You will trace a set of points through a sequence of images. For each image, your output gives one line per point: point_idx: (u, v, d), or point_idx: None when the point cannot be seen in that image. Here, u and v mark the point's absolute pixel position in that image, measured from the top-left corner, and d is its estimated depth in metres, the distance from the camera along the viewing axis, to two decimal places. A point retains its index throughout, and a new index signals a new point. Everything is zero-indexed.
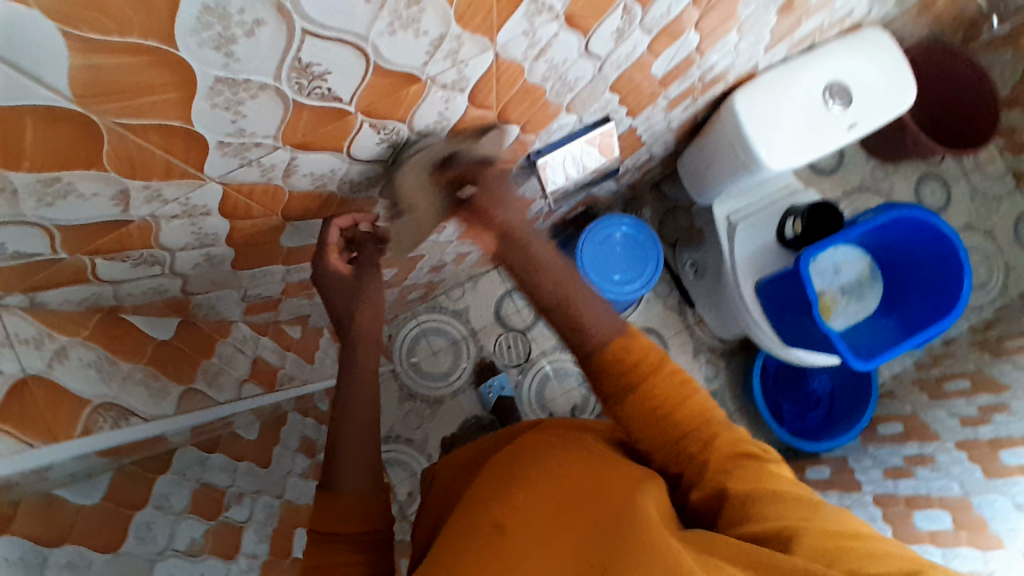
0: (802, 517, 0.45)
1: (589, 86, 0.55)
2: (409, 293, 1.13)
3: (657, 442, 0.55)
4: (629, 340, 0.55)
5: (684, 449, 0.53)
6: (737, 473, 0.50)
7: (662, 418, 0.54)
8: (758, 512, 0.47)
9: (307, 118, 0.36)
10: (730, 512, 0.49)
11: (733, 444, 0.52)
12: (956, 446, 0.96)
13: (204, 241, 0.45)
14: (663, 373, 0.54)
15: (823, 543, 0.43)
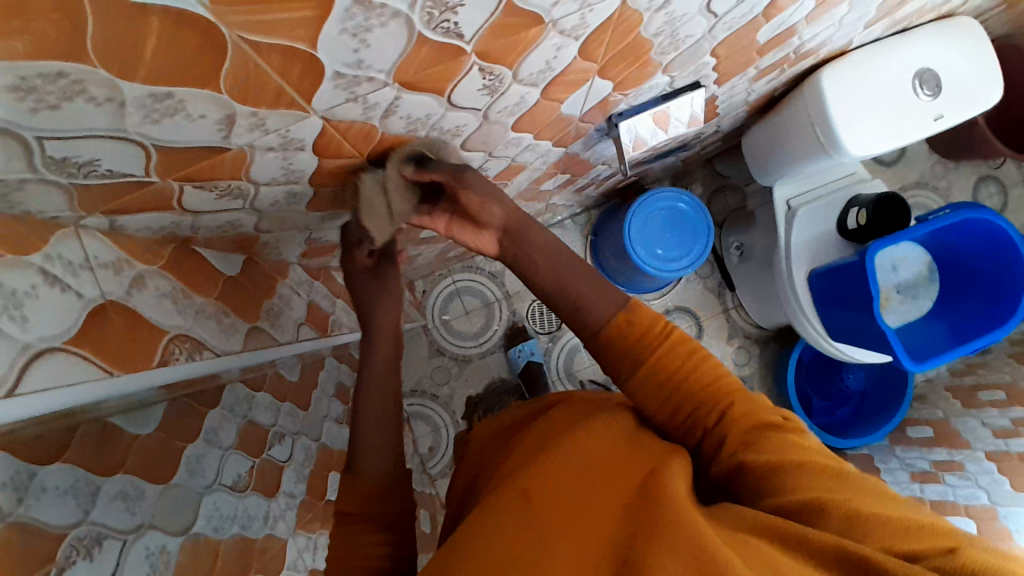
0: (834, 490, 0.41)
1: (693, 47, 0.51)
2: (450, 250, 1.12)
3: (672, 416, 0.51)
4: (631, 313, 0.53)
5: (701, 420, 0.49)
6: (758, 439, 0.46)
7: (673, 387, 0.50)
8: (787, 481, 0.42)
9: (424, 54, 0.34)
10: (763, 485, 0.44)
11: (753, 413, 0.48)
12: (987, 456, 0.95)
13: (287, 178, 0.44)
14: (672, 341, 0.51)
15: (854, 515, 0.39)
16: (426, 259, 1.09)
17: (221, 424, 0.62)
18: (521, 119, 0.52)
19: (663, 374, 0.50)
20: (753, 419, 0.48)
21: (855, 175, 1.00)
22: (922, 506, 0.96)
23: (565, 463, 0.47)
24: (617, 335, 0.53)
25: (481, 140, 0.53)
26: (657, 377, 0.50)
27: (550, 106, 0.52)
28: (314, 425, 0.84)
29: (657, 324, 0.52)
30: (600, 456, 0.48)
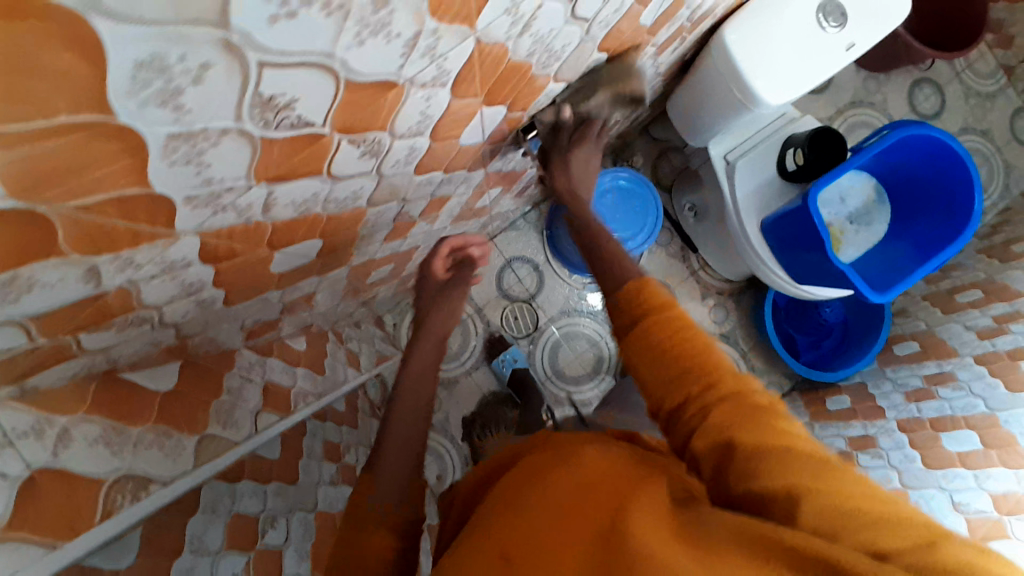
0: (806, 471, 0.39)
1: (577, 51, 0.50)
2: (409, 280, 1.10)
3: (662, 385, 0.50)
4: (640, 287, 0.54)
5: (686, 391, 0.48)
6: (744, 420, 0.44)
7: (663, 360, 0.50)
8: (756, 464, 0.41)
9: (279, 150, 0.32)
10: (735, 462, 0.43)
11: (735, 395, 0.47)
12: (976, 360, 0.96)
13: (189, 291, 0.42)
14: (670, 313, 0.52)
15: (830, 501, 0.38)
16: (384, 296, 1.08)
17: (204, 528, 0.60)
18: (422, 163, 0.50)
19: (652, 356, 0.51)
20: (741, 398, 0.46)
21: (785, 115, 0.99)
22: (921, 425, 0.97)
23: (563, 487, 0.46)
24: (625, 302, 0.55)
25: (388, 193, 0.52)
26: (651, 357, 0.51)
27: (448, 144, 0.50)
28: (308, 494, 0.81)
29: (665, 299, 0.53)
30: (602, 479, 0.47)
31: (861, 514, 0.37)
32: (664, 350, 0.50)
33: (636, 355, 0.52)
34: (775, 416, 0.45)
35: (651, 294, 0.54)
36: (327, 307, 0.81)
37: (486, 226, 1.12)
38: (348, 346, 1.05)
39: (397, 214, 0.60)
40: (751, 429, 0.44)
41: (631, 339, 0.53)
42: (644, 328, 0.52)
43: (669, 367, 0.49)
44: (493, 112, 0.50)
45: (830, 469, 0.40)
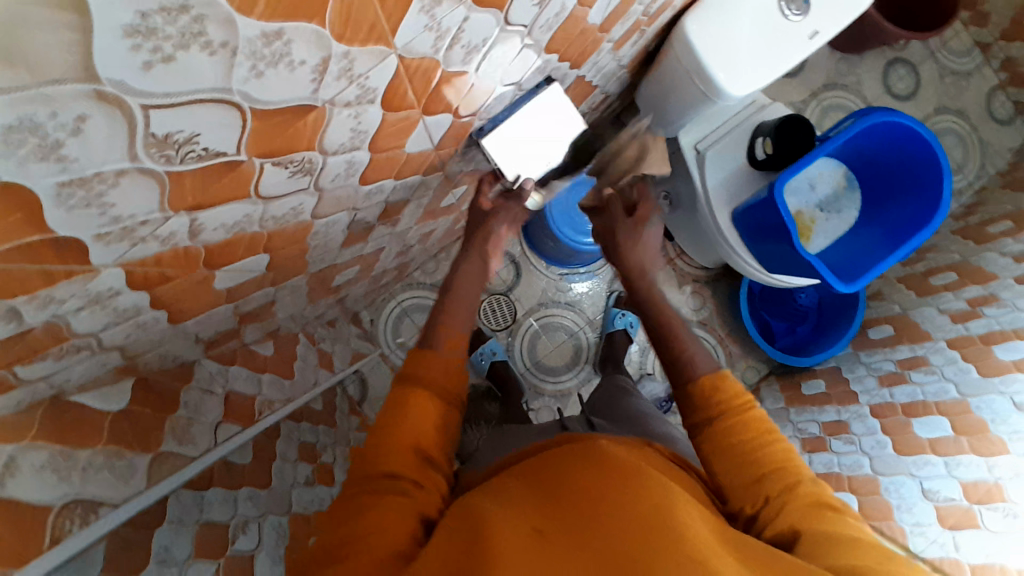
0: (878, 556, 0.42)
1: (521, 55, 0.49)
2: (382, 277, 1.09)
3: (734, 486, 0.51)
4: (717, 381, 0.57)
5: (761, 492, 0.50)
6: (815, 517, 0.46)
7: (741, 452, 0.52)
8: (827, 549, 0.43)
9: (191, 182, 0.31)
10: (805, 547, 0.44)
11: (808, 492, 0.49)
12: (949, 345, 0.97)
13: (125, 317, 0.41)
14: (751, 413, 0.54)
15: (892, 572, 0.40)
16: (356, 295, 1.07)
17: (173, 539, 0.56)
18: (367, 174, 0.49)
19: (728, 439, 0.53)
20: (813, 497, 0.48)
21: (754, 103, 0.99)
22: (893, 410, 0.98)
23: (604, 473, 0.47)
24: (700, 395, 0.57)
25: (335, 204, 0.51)
26: (727, 441, 0.53)
27: (392, 154, 0.49)
28: (282, 499, 0.80)
29: (745, 396, 0.56)
30: (642, 472, 0.48)
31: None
32: (741, 436, 0.53)
33: (707, 442, 0.55)
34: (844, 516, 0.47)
35: (729, 387, 0.56)
36: (292, 312, 0.81)
37: (457, 221, 1.11)
38: (320, 347, 1.04)
39: (350, 222, 0.59)
40: (819, 523, 0.46)
41: (702, 426, 0.56)
42: (723, 418, 0.54)
43: (741, 465, 0.52)
44: (438, 118, 0.49)
45: (899, 560, 0.42)
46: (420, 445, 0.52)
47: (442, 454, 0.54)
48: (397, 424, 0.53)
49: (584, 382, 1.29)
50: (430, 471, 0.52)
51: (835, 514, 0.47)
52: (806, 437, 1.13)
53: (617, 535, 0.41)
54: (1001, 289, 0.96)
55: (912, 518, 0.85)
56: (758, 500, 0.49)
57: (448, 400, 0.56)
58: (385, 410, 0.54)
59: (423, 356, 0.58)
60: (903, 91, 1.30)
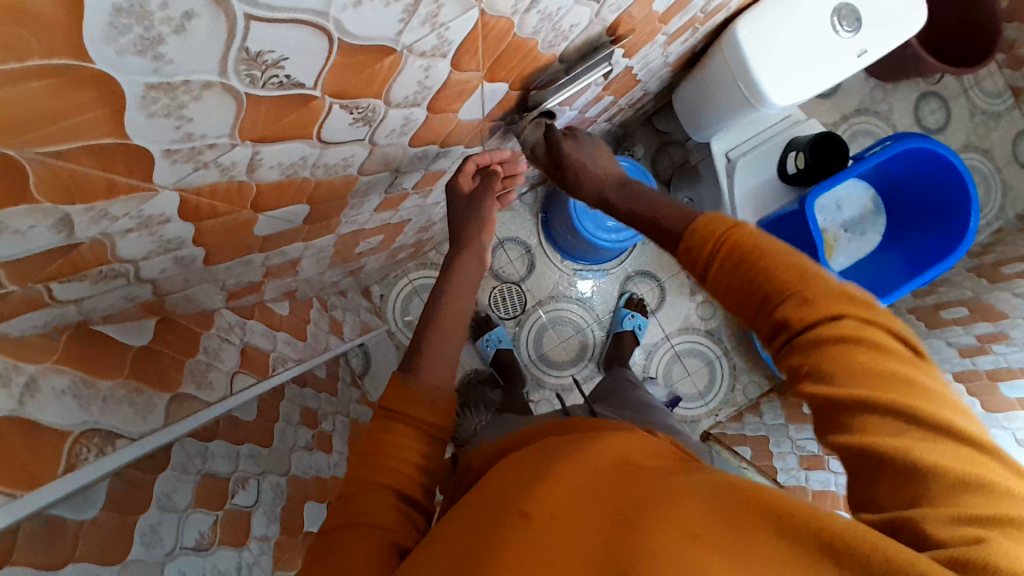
0: (899, 437, 0.35)
1: (585, 31, 0.49)
2: (399, 252, 1.09)
3: (743, 311, 0.44)
4: (699, 225, 0.46)
5: (765, 326, 0.42)
6: (830, 363, 0.38)
7: (738, 288, 0.43)
8: (852, 422, 0.37)
9: (265, 109, 0.31)
10: (824, 419, 0.39)
11: (826, 320, 0.39)
12: (955, 377, 1.00)
13: (166, 249, 0.41)
14: (748, 243, 0.43)
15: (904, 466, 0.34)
16: (373, 267, 1.07)
17: (174, 486, 0.55)
18: (418, 134, 0.49)
19: (734, 288, 0.44)
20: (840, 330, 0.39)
21: (790, 117, 0.99)
22: None
23: (592, 454, 0.46)
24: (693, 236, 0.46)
25: (381, 163, 0.51)
26: (730, 291, 0.44)
27: (445, 118, 0.49)
28: (281, 460, 0.80)
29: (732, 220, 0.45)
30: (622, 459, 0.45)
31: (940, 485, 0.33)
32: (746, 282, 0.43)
33: (716, 285, 0.45)
34: (860, 349, 0.38)
35: (717, 225, 0.45)
36: (313, 273, 0.80)
37: None
38: (331, 315, 1.04)
39: (389, 185, 0.59)
40: (841, 378, 0.37)
41: (704, 269, 0.45)
42: (713, 269, 0.44)
43: (743, 286, 0.43)
44: (496, 87, 0.49)
45: (925, 432, 0.35)
46: (399, 488, 0.49)
47: (425, 489, 0.51)
48: (373, 466, 0.49)
49: (586, 379, 1.30)
50: (412, 510, 0.49)
51: (860, 350, 0.38)
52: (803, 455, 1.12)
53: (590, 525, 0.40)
54: (1011, 326, 0.98)
55: None
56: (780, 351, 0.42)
57: (434, 435, 0.52)
58: (358, 458, 0.51)
59: (402, 388, 0.52)
60: (932, 125, 1.31)
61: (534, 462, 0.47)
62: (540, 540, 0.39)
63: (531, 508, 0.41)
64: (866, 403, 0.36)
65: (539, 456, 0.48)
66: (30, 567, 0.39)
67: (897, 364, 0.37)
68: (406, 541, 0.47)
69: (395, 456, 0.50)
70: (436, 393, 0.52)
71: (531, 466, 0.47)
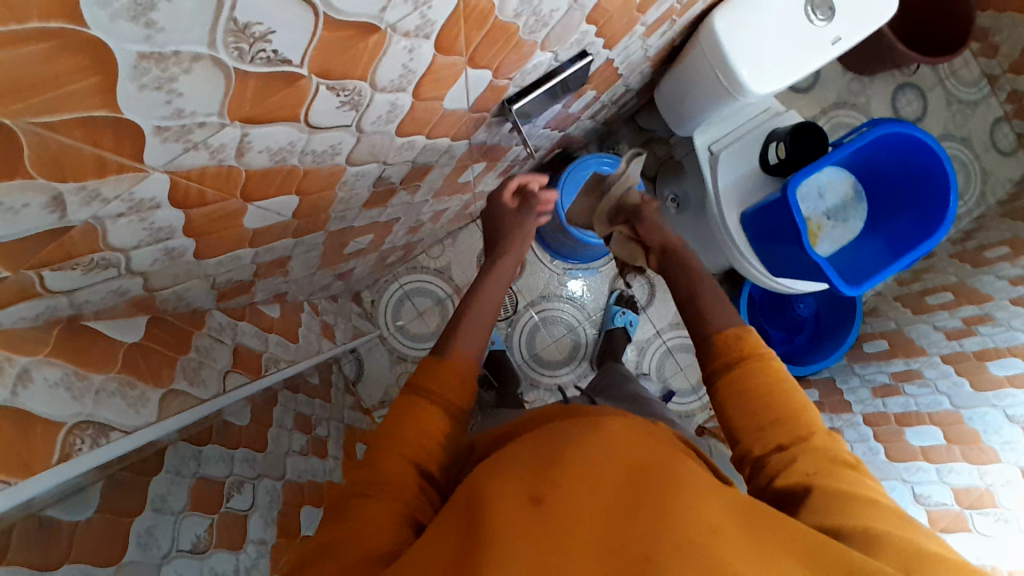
0: (890, 525, 0.40)
1: (564, 19, 0.50)
2: (389, 255, 1.09)
3: (746, 426, 0.53)
4: (740, 334, 0.59)
5: (771, 438, 0.51)
6: (829, 471, 0.47)
7: (755, 394, 0.53)
8: (849, 509, 0.42)
9: (253, 87, 0.31)
10: (815, 504, 0.44)
11: (827, 446, 0.49)
12: (943, 360, 1.02)
13: (155, 238, 0.41)
14: (765, 362, 0.55)
15: (909, 546, 0.38)
16: (363, 271, 1.07)
17: (168, 489, 0.55)
18: (404, 123, 0.49)
19: (750, 395, 0.53)
20: (830, 453, 0.48)
21: (769, 109, 1.02)
22: (885, 419, 1.01)
23: (610, 443, 0.45)
24: (721, 345, 0.59)
25: (368, 153, 0.51)
26: (745, 402, 0.53)
27: (431, 105, 0.49)
28: (276, 464, 0.79)
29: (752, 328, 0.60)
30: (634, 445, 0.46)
31: (942, 560, 0.37)
32: (763, 387, 0.53)
33: (726, 407, 0.55)
34: (856, 472, 0.47)
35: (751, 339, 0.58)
36: (304, 274, 0.80)
37: (469, 204, 1.10)
38: (323, 319, 1.04)
39: (377, 178, 0.60)
40: (835, 479, 0.46)
41: (727, 375, 0.56)
42: (733, 371, 0.56)
43: (755, 400, 0.53)
44: (480, 75, 0.50)
45: (912, 524, 0.41)
46: (417, 462, 0.51)
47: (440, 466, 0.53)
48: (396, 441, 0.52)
49: (580, 377, 1.30)
50: (429, 489, 0.51)
51: (853, 471, 0.47)
52: None
53: (605, 511, 0.39)
54: (996, 309, 1.03)
55: None
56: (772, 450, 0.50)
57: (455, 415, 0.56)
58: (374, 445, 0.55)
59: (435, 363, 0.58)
60: (910, 115, 1.34)
61: (549, 447, 0.46)
62: (563, 521, 0.38)
63: (545, 493, 0.40)
64: (862, 497, 0.43)
65: (553, 440, 0.47)
66: (28, 567, 0.39)
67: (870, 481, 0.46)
68: (422, 518, 0.48)
69: (421, 415, 0.53)
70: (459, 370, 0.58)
71: (547, 450, 0.45)
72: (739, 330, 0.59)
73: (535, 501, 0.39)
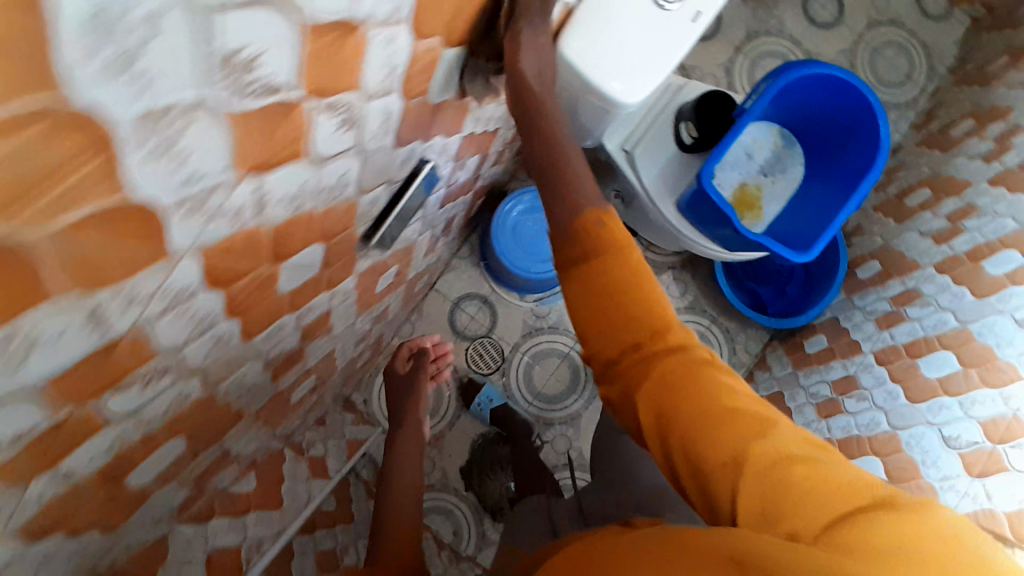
0: (754, 442, 0.43)
1: (368, 167, 0.47)
2: (357, 361, 1.08)
3: (615, 349, 0.53)
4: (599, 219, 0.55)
5: (632, 337, 0.52)
6: (685, 377, 0.48)
7: (612, 301, 0.52)
8: (718, 436, 0.45)
9: (24, 458, 0.33)
10: (681, 418, 0.47)
11: (687, 344, 0.51)
12: (937, 271, 0.95)
13: (28, 558, 0.41)
14: (619, 253, 0.53)
15: (772, 461, 0.42)
16: (337, 388, 1.06)
17: None
18: (247, 329, 0.47)
19: (606, 306, 0.52)
20: (689, 356, 0.50)
21: (670, 86, 0.97)
22: (898, 354, 0.93)
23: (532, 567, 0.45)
24: (575, 228, 0.55)
25: (226, 366, 0.50)
26: (598, 312, 0.53)
27: (268, 305, 0.47)
28: None
29: (622, 237, 0.54)
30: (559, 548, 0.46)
31: (803, 473, 0.41)
32: (618, 307, 0.52)
33: (586, 323, 0.54)
34: (716, 372, 0.49)
35: (609, 228, 0.54)
36: (261, 439, 0.79)
37: (414, 285, 1.08)
38: (311, 454, 0.99)
39: (265, 362, 0.58)
40: (699, 385, 0.48)
41: (570, 270, 0.55)
42: (582, 268, 0.54)
43: (616, 318, 0.52)
44: (311, 251, 0.48)
45: (770, 425, 0.45)
46: None
47: None
48: None
49: (590, 401, 1.27)
50: None
51: (717, 373, 0.49)
52: (819, 401, 1.05)
53: None
54: (977, 196, 0.95)
55: (939, 472, 0.78)
56: (652, 421, 0.49)
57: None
58: None
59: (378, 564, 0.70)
60: (828, 18, 1.27)
61: None
62: None
63: None
64: (730, 410, 0.46)
65: None
66: None
67: (723, 376, 0.49)
68: None
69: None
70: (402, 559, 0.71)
71: None
72: (598, 214, 0.55)
73: None
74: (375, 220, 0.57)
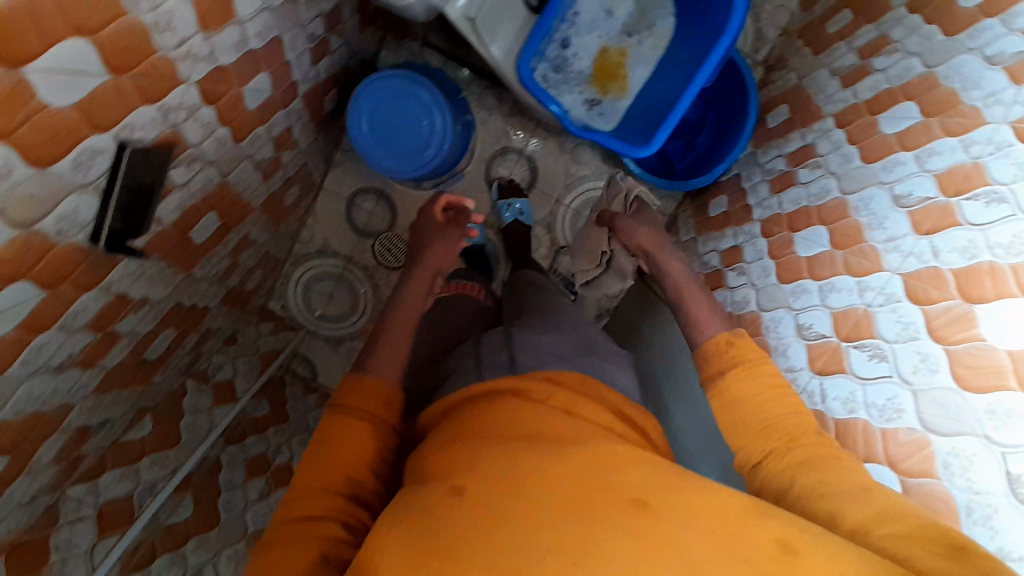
0: (881, 494, 0.52)
1: (14, 206, 0.42)
2: (253, 282, 1.09)
3: (749, 435, 0.63)
4: (736, 337, 0.72)
5: (768, 440, 0.62)
6: (825, 461, 0.57)
7: (772, 395, 0.65)
8: (833, 493, 0.53)
9: None
10: (812, 487, 0.55)
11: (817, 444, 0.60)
12: (836, 124, 0.83)
13: None
14: (761, 365, 0.68)
15: (889, 508, 0.49)
16: (240, 311, 1.10)
17: None
18: None
19: (751, 392, 0.66)
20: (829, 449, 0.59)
21: None
22: (780, 224, 0.88)
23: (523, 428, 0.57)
24: (712, 354, 0.72)
25: None
26: (744, 393, 0.66)
27: None
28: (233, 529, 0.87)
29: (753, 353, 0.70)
30: (552, 417, 0.61)
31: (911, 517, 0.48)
32: (758, 392, 0.65)
33: (728, 400, 0.67)
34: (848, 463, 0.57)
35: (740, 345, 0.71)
36: (139, 392, 0.84)
37: (287, 201, 1.03)
38: (218, 380, 1.04)
39: (52, 369, 0.59)
40: (834, 466, 0.57)
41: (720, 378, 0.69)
42: (735, 369, 0.68)
43: (756, 401, 0.65)
44: (13, 290, 0.47)
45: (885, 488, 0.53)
46: (351, 477, 0.66)
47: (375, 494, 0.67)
48: (326, 469, 0.66)
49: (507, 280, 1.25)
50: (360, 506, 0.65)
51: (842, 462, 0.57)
52: (708, 271, 1.03)
53: (533, 499, 0.48)
54: (894, 25, 0.78)
55: (787, 361, 0.78)
56: (770, 494, 0.58)
57: (380, 426, 0.71)
58: (330, 446, 0.67)
59: (366, 391, 0.72)
60: None
61: (494, 436, 0.57)
62: (477, 497, 0.49)
63: (463, 484, 0.50)
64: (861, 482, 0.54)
65: (474, 433, 0.58)
66: None
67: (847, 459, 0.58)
68: (361, 495, 0.66)
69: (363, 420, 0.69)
70: (388, 392, 0.73)
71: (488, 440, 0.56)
72: (731, 338, 0.73)
73: (455, 489, 0.50)
74: (96, 224, 0.53)
